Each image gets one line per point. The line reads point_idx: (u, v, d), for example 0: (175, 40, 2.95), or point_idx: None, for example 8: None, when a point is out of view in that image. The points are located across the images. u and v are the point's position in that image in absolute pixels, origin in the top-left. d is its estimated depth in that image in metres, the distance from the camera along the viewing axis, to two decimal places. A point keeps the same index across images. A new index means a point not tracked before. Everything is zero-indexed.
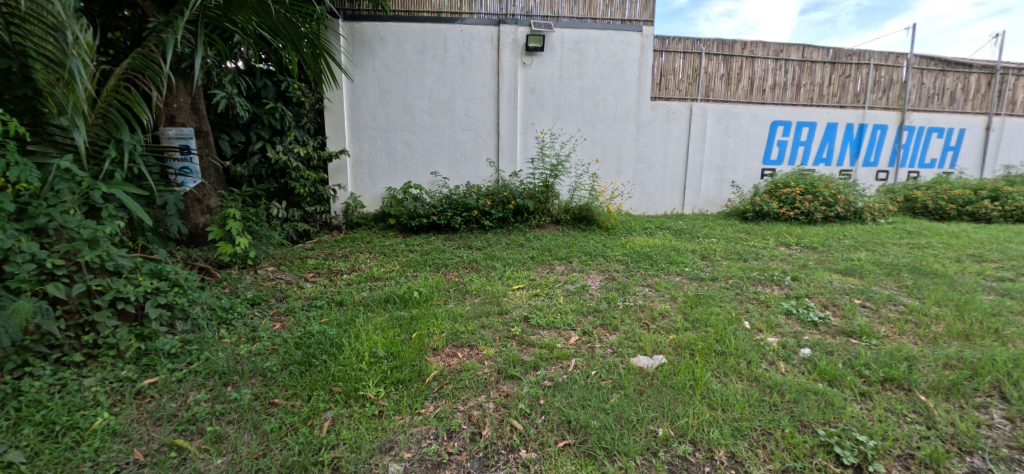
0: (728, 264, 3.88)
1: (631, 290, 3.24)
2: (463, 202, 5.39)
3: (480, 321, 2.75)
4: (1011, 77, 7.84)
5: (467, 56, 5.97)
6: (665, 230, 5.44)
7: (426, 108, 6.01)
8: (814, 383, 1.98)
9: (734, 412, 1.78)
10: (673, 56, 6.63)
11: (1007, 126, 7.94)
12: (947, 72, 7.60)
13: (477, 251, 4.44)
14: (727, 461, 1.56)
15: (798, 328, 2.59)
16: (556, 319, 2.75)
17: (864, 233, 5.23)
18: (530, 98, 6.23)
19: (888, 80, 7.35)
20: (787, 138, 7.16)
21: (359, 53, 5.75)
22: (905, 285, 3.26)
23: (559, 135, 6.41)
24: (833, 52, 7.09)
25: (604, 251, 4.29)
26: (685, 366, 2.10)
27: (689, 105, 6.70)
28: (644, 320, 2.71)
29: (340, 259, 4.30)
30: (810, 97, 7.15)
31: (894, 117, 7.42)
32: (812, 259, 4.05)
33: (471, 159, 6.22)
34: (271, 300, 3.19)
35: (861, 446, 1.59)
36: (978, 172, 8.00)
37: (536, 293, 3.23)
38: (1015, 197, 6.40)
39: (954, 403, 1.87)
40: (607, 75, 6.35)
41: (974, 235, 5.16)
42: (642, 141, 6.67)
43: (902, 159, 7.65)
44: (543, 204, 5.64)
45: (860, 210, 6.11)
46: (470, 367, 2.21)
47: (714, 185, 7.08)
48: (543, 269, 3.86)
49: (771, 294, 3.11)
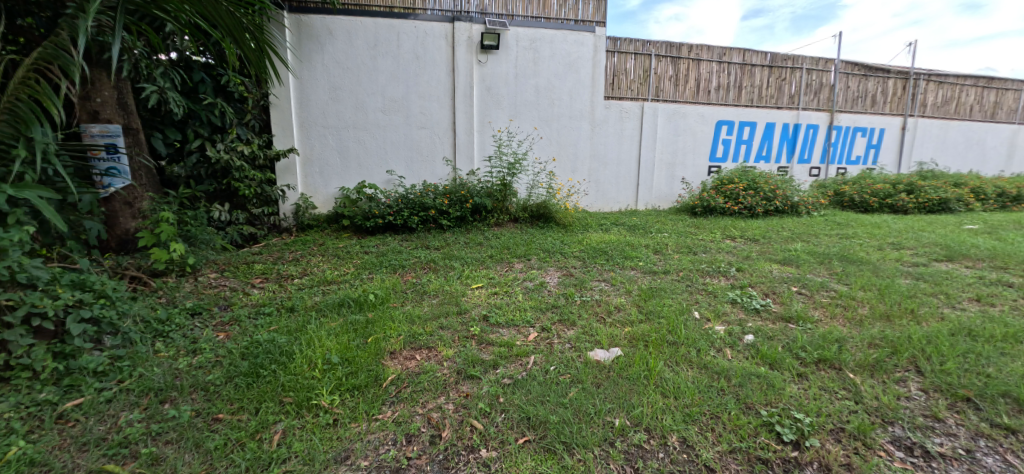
0: (679, 257, 4.05)
1: (588, 285, 3.31)
2: (420, 202, 5.31)
3: (439, 322, 2.71)
4: (922, 82, 8.69)
5: (421, 52, 5.86)
6: (620, 226, 5.59)
7: (380, 105, 5.85)
8: (757, 367, 2.10)
9: (685, 398, 1.86)
10: (625, 56, 6.82)
11: (920, 126, 8.78)
12: (868, 77, 8.31)
13: (435, 252, 4.38)
14: (680, 446, 1.63)
15: (742, 316, 2.74)
16: (514, 316, 2.76)
17: (800, 225, 5.62)
18: (486, 96, 6.21)
19: (819, 83, 7.93)
20: (731, 137, 7.56)
21: (306, 47, 5.51)
22: (836, 272, 3.53)
23: (516, 133, 6.43)
24: (770, 56, 7.58)
25: (562, 248, 4.35)
26: (639, 357, 2.17)
27: (640, 105, 6.93)
28: (600, 313, 2.79)
29: (291, 263, 4.10)
30: (751, 98, 7.58)
31: (824, 118, 8.02)
32: (754, 250, 4.29)
33: (427, 158, 6.11)
34: (214, 309, 2.99)
35: (799, 423, 1.71)
36: (896, 168, 8.79)
37: (495, 292, 3.23)
38: (926, 191, 7.10)
39: (878, 378, 2.04)
40: (562, 74, 6.44)
41: (893, 225, 5.68)
42: (596, 139, 6.82)
43: (831, 156, 8.28)
44: (501, 203, 5.63)
45: (796, 204, 6.54)
46: (428, 369, 2.17)
47: (665, 181, 7.36)
48: (502, 268, 3.86)
49: (718, 284, 3.28)
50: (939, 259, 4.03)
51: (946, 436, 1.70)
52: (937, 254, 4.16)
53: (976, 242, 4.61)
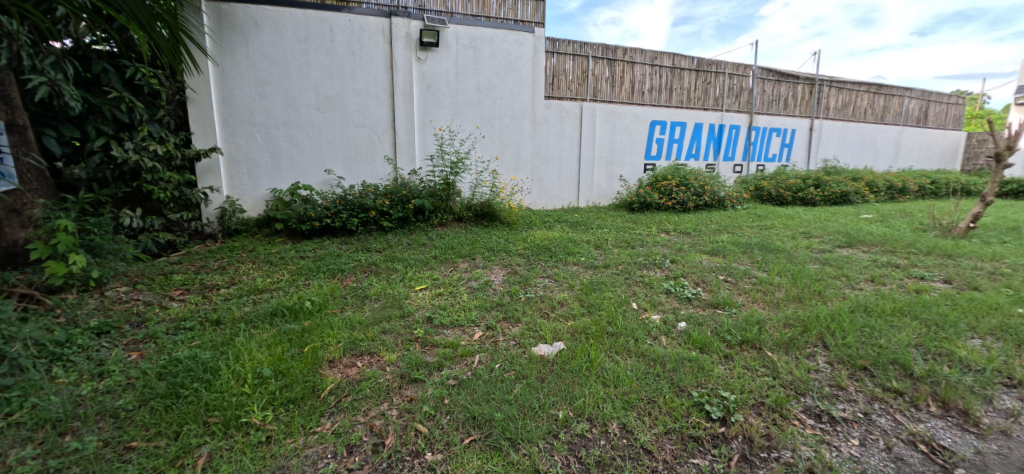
0: (618, 251, 4.22)
1: (532, 282, 3.35)
2: (359, 203, 5.12)
3: (381, 327, 2.62)
4: (825, 87, 9.68)
5: (357, 48, 5.64)
6: (562, 223, 5.72)
7: (313, 102, 5.55)
8: (689, 352, 2.24)
9: (624, 386, 1.94)
10: (563, 57, 6.99)
11: (824, 127, 9.77)
12: (781, 82, 9.13)
13: (376, 254, 4.24)
14: (619, 432, 1.70)
15: (676, 304, 2.91)
16: (459, 316, 2.74)
17: (725, 218, 6.07)
18: (427, 94, 6.09)
19: (739, 87, 8.59)
20: (664, 136, 7.99)
21: (228, 38, 5.11)
22: (756, 260, 3.85)
23: (458, 132, 6.37)
24: (697, 61, 8.08)
25: (506, 246, 4.38)
26: (581, 349, 2.23)
27: (579, 105, 7.13)
28: (544, 309, 2.84)
29: (216, 272, 3.79)
30: (680, 100, 8.06)
31: (745, 119, 8.69)
32: (686, 243, 4.57)
33: (366, 157, 5.89)
34: (125, 327, 2.69)
35: (725, 401, 1.84)
36: (806, 164, 9.73)
37: (440, 293, 3.18)
38: (831, 185, 7.92)
39: (792, 355, 2.25)
40: (503, 73, 6.48)
41: (804, 216, 6.29)
42: (538, 138, 6.94)
43: (752, 154, 9.00)
44: (444, 202, 5.55)
45: (722, 199, 7.04)
46: (370, 375, 2.10)
47: (604, 179, 7.63)
48: (447, 268, 3.81)
49: (654, 276, 3.45)
50: (841, 246, 4.52)
51: (848, 401, 1.92)
52: (839, 241, 4.66)
53: (870, 229, 5.22)
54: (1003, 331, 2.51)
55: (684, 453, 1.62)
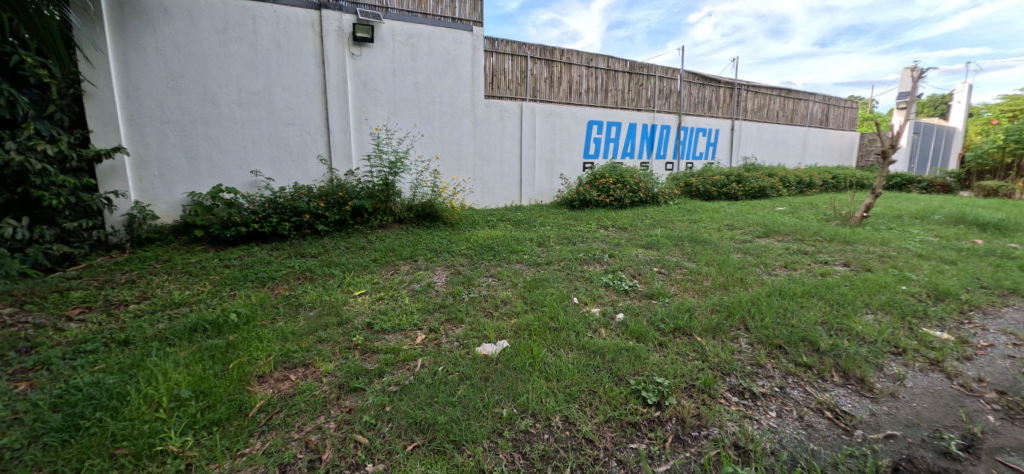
0: (560, 248, 4.32)
1: (476, 282, 3.34)
2: (291, 206, 4.83)
3: (316, 336, 2.49)
4: (743, 91, 10.52)
5: (284, 41, 5.30)
6: (506, 222, 5.76)
7: (234, 97, 5.14)
8: (626, 342, 2.34)
9: (566, 379, 1.99)
10: (502, 57, 7.02)
11: (743, 128, 10.62)
12: (705, 85, 9.79)
13: (312, 260, 4.01)
14: (562, 424, 1.74)
15: (615, 297, 3.04)
16: (401, 321, 2.67)
17: (659, 213, 6.41)
18: (362, 91, 5.86)
19: (668, 89, 9.11)
20: (601, 136, 8.29)
21: (132, 25, 4.59)
22: (687, 252, 4.10)
23: (396, 131, 6.19)
24: (629, 63, 8.45)
25: (449, 247, 4.33)
26: (524, 346, 2.25)
27: (519, 105, 7.20)
28: (488, 308, 2.83)
29: (125, 286, 3.40)
30: (615, 100, 8.40)
31: (674, 119, 9.24)
32: (623, 237, 4.77)
33: (297, 157, 5.55)
34: (9, 354, 2.33)
35: (659, 386, 1.95)
36: (728, 162, 10.53)
37: (380, 297, 3.08)
38: (750, 181, 8.63)
39: (718, 338, 2.43)
40: (442, 71, 6.39)
41: (728, 209, 6.79)
42: (479, 137, 6.92)
43: (681, 153, 9.59)
44: (384, 204, 5.38)
45: (656, 195, 7.43)
46: (305, 388, 1.99)
47: (545, 177, 7.78)
48: (387, 271, 3.70)
49: (594, 271, 3.57)
50: (759, 236, 4.94)
51: (766, 378, 2.10)
52: (758, 232, 5.09)
53: (783, 220, 5.75)
54: (890, 306, 2.87)
55: (623, 439, 1.69)
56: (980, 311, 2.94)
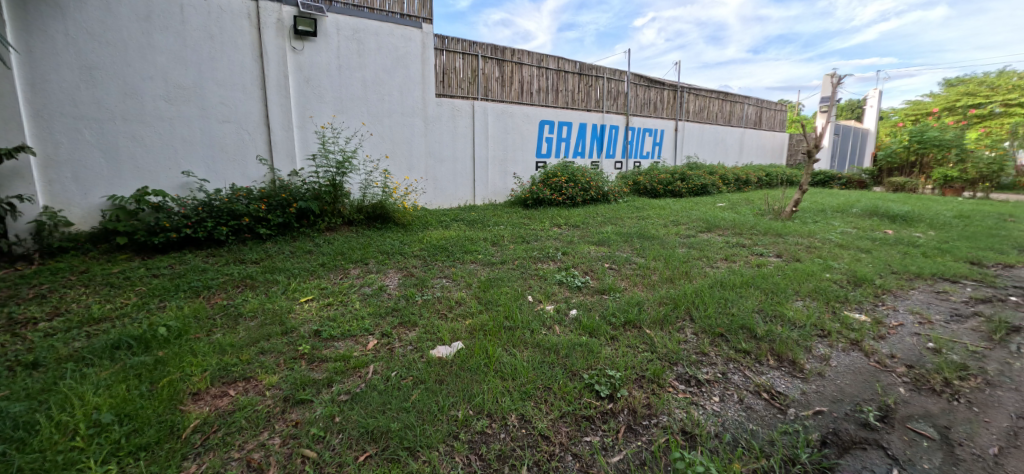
0: (514, 247, 4.34)
1: (430, 283, 3.29)
2: (228, 208, 4.52)
3: (258, 347, 2.34)
4: (685, 93, 11.06)
5: (216, 32, 4.94)
6: (460, 222, 5.71)
7: (160, 92, 4.72)
8: (580, 337, 2.39)
9: (521, 378, 2.00)
10: (453, 55, 6.93)
11: (686, 128, 11.17)
12: (651, 87, 10.20)
13: (253, 266, 3.78)
14: (518, 423, 1.75)
15: (568, 293, 3.09)
16: (351, 326, 2.57)
17: (610, 211, 6.61)
18: (305, 87, 5.60)
19: (616, 90, 9.41)
20: (552, 135, 8.42)
21: (35, 9, 4.11)
22: (636, 248, 4.26)
23: (342, 129, 5.96)
24: (579, 64, 8.64)
25: (401, 248, 4.23)
26: (479, 347, 2.24)
27: (471, 104, 7.16)
28: (442, 310, 2.80)
29: (32, 302, 3.03)
30: (565, 101, 8.56)
31: (622, 120, 9.55)
32: (576, 235, 4.87)
33: (234, 157, 5.19)
34: None
35: (611, 379, 2.01)
36: (673, 161, 11.04)
37: (328, 303, 2.95)
38: (692, 179, 9.10)
39: (666, 330, 2.53)
40: (390, 68, 6.22)
41: (674, 206, 7.12)
42: (430, 136, 6.81)
43: (629, 152, 9.94)
44: (331, 205, 5.16)
45: (606, 193, 7.66)
46: (246, 403, 1.87)
47: (499, 177, 7.79)
48: (336, 276, 3.56)
49: (548, 268, 3.62)
50: (702, 231, 5.22)
51: (710, 365, 2.22)
52: (701, 227, 5.37)
53: (723, 216, 6.11)
54: (817, 292, 3.13)
55: (578, 433, 1.72)
56: (891, 294, 3.27)
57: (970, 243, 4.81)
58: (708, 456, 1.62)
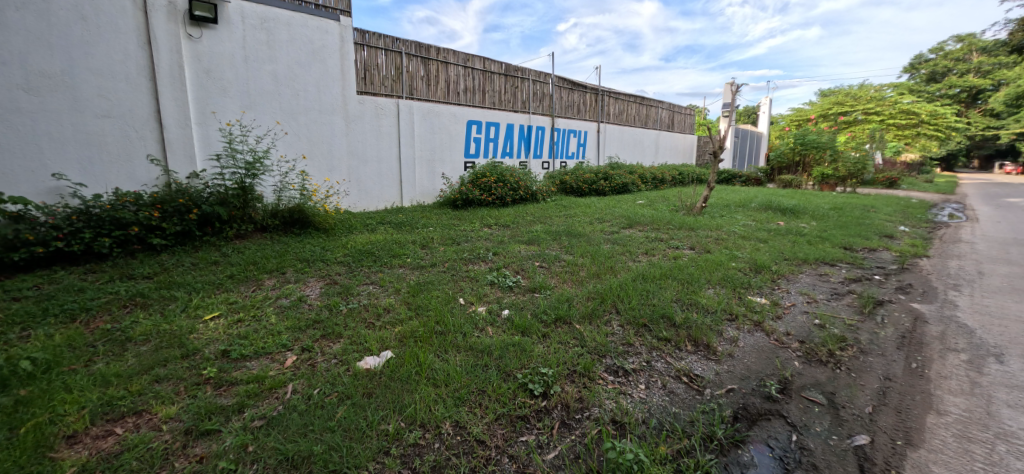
0: (444, 249, 4.26)
1: (355, 291, 3.11)
2: (112, 216, 3.93)
3: (153, 374, 2.05)
4: (605, 97, 11.62)
5: (91, 13, 4.28)
6: (387, 225, 5.49)
7: (16, 80, 3.97)
8: (513, 337, 2.39)
9: (454, 383, 1.95)
10: (375, 51, 6.63)
11: (607, 130, 11.76)
12: (574, 90, 10.57)
13: (145, 282, 3.31)
14: (453, 430, 1.71)
15: (500, 294, 3.09)
16: (266, 343, 2.35)
17: (539, 210, 6.74)
18: (206, 80, 5.05)
19: (541, 92, 9.63)
20: (480, 136, 8.41)
21: None
22: (564, 245, 4.38)
23: (251, 127, 5.46)
24: (505, 65, 8.70)
25: (323, 255, 3.96)
26: (409, 355, 2.16)
27: (396, 102, 6.92)
28: (369, 318, 2.65)
29: None
30: (492, 101, 8.58)
31: (547, 121, 9.81)
32: (506, 235, 4.90)
33: (117, 157, 4.51)
34: None
35: (544, 377, 2.03)
36: (596, 161, 11.56)
37: (239, 319, 2.67)
38: (615, 178, 9.59)
39: (594, 323, 2.63)
40: (305, 62, 5.84)
41: (598, 204, 7.45)
42: (353, 136, 6.48)
43: (555, 152, 10.24)
44: (240, 210, 4.70)
45: (535, 193, 7.80)
46: (137, 442, 1.62)
47: (427, 177, 7.61)
48: (248, 288, 3.24)
49: (479, 269, 3.59)
50: (625, 227, 5.51)
51: (635, 355, 2.34)
52: (623, 223, 5.66)
53: (643, 212, 6.50)
54: (725, 280, 3.43)
55: (513, 434, 1.72)
56: (784, 278, 3.68)
57: (843, 231, 5.57)
58: (636, 442, 1.69)
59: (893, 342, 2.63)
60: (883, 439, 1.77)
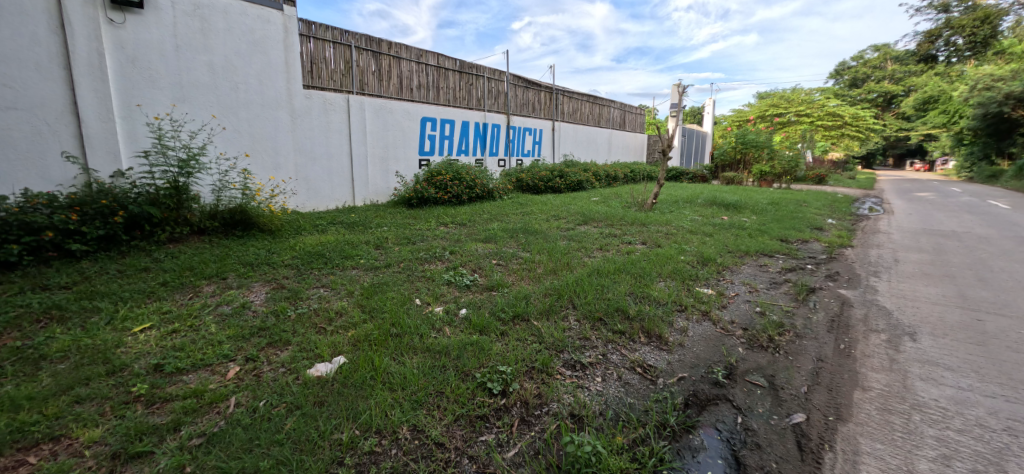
0: (399, 249, 4.16)
1: (304, 295, 2.96)
2: (21, 220, 3.51)
3: (74, 394, 1.85)
4: (560, 96, 11.79)
5: None
6: (338, 225, 5.28)
7: None
8: (471, 336, 2.37)
9: (411, 386, 1.90)
10: (321, 44, 6.35)
11: (562, 128, 11.94)
12: (529, 88, 10.63)
13: (62, 293, 2.98)
14: (411, 435, 1.66)
15: (457, 293, 3.06)
16: (205, 354, 2.19)
17: (496, 207, 6.74)
18: (130, 70, 4.63)
19: (496, 90, 9.61)
20: (435, 133, 8.28)
21: None
22: (521, 243, 4.40)
23: (185, 121, 5.06)
24: (459, 62, 8.60)
25: (268, 258, 3.75)
26: (364, 359, 2.08)
27: (345, 97, 6.66)
28: (320, 323, 2.53)
29: None
30: (447, 98, 8.46)
31: (502, 119, 9.82)
32: (463, 233, 4.85)
33: (26, 154, 4.02)
34: None
35: (503, 375, 2.02)
36: (552, 158, 11.72)
37: (173, 330, 2.46)
38: (570, 175, 9.76)
39: (552, 319, 2.66)
40: (245, 54, 5.49)
41: (555, 201, 7.56)
42: (299, 132, 6.17)
43: (511, 150, 10.27)
44: (174, 211, 4.35)
45: (491, 190, 7.79)
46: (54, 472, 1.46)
47: (380, 175, 7.40)
48: (185, 295, 3.01)
49: (435, 269, 3.53)
50: (580, 224, 5.62)
51: (592, 349, 2.38)
52: (579, 220, 5.77)
53: (597, 209, 6.66)
54: (675, 273, 3.58)
55: (473, 434, 1.70)
56: (728, 270, 3.89)
57: (779, 224, 5.97)
58: (595, 434, 1.72)
59: (824, 326, 2.85)
60: (817, 416, 1.91)
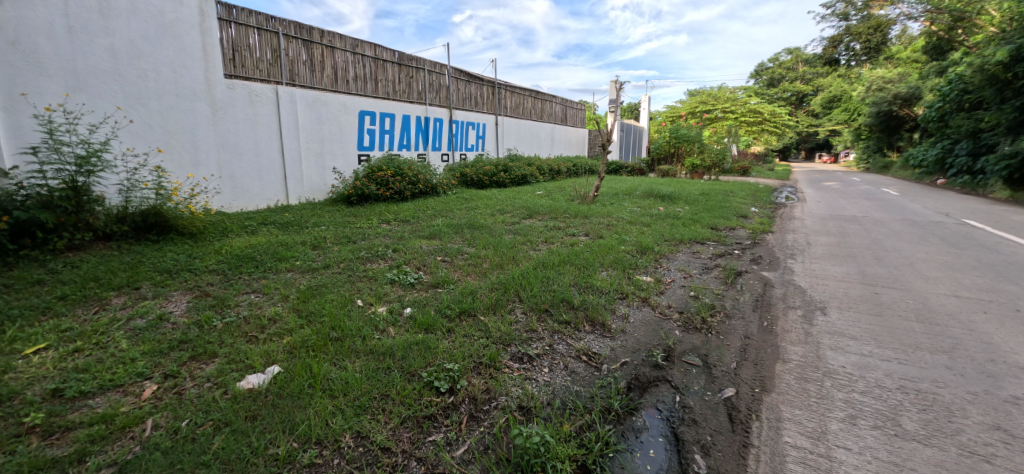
0: (339, 248, 3.97)
1: (232, 302, 2.75)
2: None
3: None
4: (502, 90, 11.78)
5: None
6: (270, 225, 4.94)
7: None
8: (416, 335, 2.31)
9: (353, 391, 1.82)
10: (244, 30, 5.87)
11: (505, 123, 11.96)
12: (471, 82, 10.52)
13: None
14: (354, 442, 1.60)
15: (401, 292, 2.97)
16: (116, 373, 1.96)
17: (440, 203, 6.64)
18: (10, 53, 4.01)
19: (438, 83, 9.42)
20: (374, 127, 7.98)
21: None
22: (466, 238, 4.36)
23: (82, 114, 4.47)
24: (398, 54, 8.32)
25: (189, 264, 3.42)
26: (301, 367, 1.96)
27: (273, 88, 6.23)
28: (251, 332, 2.36)
29: None
30: (386, 91, 8.17)
31: (444, 113, 9.65)
32: (406, 230, 4.72)
33: None
34: None
35: (450, 372, 2.00)
36: (495, 152, 11.72)
37: (76, 349, 2.18)
38: (514, 170, 9.83)
39: (498, 313, 2.66)
40: (155, 38, 4.96)
41: (499, 196, 7.58)
42: (222, 126, 5.69)
43: (454, 145, 10.14)
44: (74, 214, 3.85)
45: (435, 186, 7.66)
46: None
47: (315, 172, 7.01)
48: (88, 309, 2.68)
49: (377, 268, 3.40)
50: (525, 218, 5.67)
51: (538, 340, 2.41)
52: (524, 214, 5.82)
53: (542, 203, 6.75)
54: (616, 263, 3.71)
55: (421, 435, 1.66)
56: (665, 258, 4.10)
57: (710, 214, 6.38)
58: (543, 424, 1.74)
59: (749, 306, 3.08)
60: (745, 389, 2.07)
